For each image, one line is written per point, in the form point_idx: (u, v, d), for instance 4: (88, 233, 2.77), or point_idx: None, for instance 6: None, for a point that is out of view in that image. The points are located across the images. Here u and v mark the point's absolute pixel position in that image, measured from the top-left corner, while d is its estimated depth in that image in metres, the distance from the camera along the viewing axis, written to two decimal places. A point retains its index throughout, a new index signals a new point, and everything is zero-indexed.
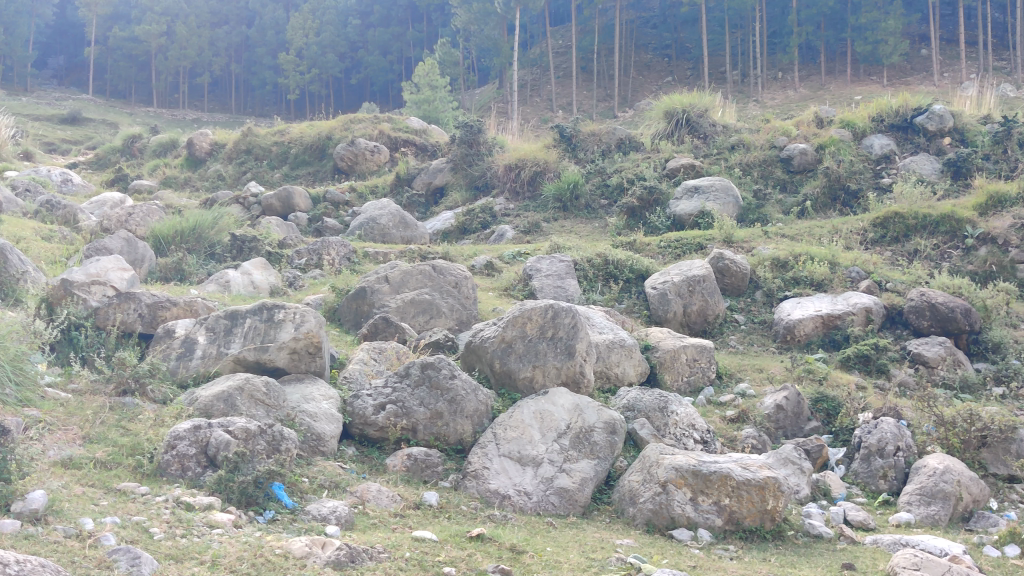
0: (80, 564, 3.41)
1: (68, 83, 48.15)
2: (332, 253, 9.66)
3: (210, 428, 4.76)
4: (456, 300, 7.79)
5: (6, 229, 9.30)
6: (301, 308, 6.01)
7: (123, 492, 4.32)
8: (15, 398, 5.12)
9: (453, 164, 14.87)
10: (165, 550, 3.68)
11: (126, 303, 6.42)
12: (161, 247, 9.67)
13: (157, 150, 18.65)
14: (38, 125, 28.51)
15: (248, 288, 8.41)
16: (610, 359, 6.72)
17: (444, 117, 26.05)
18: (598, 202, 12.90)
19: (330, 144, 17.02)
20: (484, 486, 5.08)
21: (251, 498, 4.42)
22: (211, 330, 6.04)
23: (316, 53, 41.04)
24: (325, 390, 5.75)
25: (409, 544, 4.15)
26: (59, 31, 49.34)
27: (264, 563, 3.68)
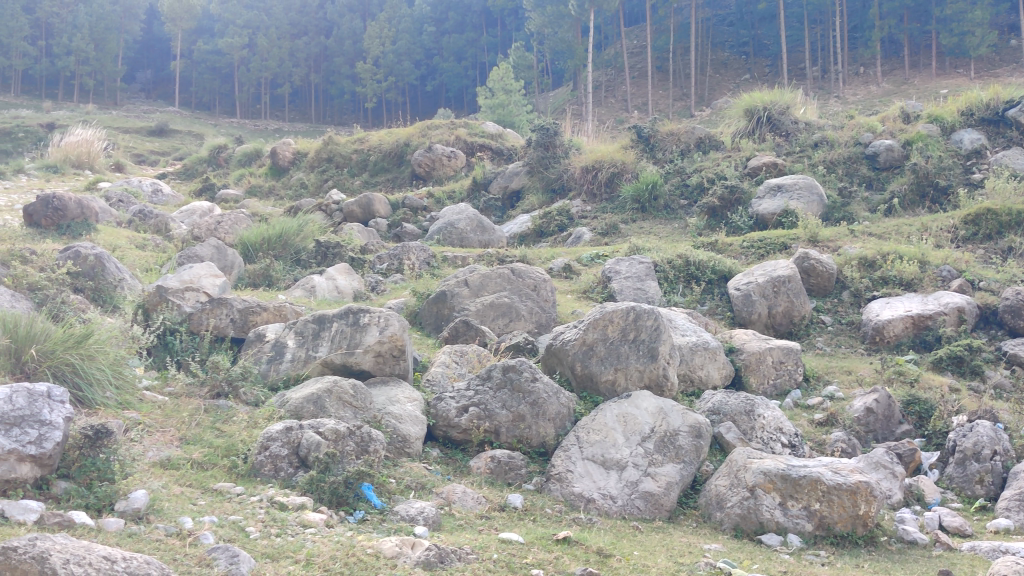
0: (182, 562, 3.50)
1: (155, 95, 49.73)
2: (412, 258, 9.78)
3: (302, 429, 4.86)
4: (536, 303, 7.79)
5: (103, 238, 9.66)
6: (386, 312, 6.08)
7: (219, 493, 4.42)
8: (116, 401, 5.32)
9: (530, 167, 14.88)
10: (262, 548, 3.76)
11: (218, 308, 6.62)
12: (249, 254, 9.91)
13: (242, 160, 19.15)
14: (128, 138, 29.51)
15: (333, 293, 8.56)
16: (694, 361, 6.63)
17: (518, 121, 26.09)
18: (677, 203, 12.78)
19: (408, 151, 17.22)
20: (568, 489, 5.06)
21: (341, 498, 4.48)
22: (300, 334, 6.19)
23: (392, 61, 41.64)
24: (408, 392, 5.81)
25: (496, 545, 4.16)
26: (147, 46, 51.10)
27: (356, 561, 3.73)
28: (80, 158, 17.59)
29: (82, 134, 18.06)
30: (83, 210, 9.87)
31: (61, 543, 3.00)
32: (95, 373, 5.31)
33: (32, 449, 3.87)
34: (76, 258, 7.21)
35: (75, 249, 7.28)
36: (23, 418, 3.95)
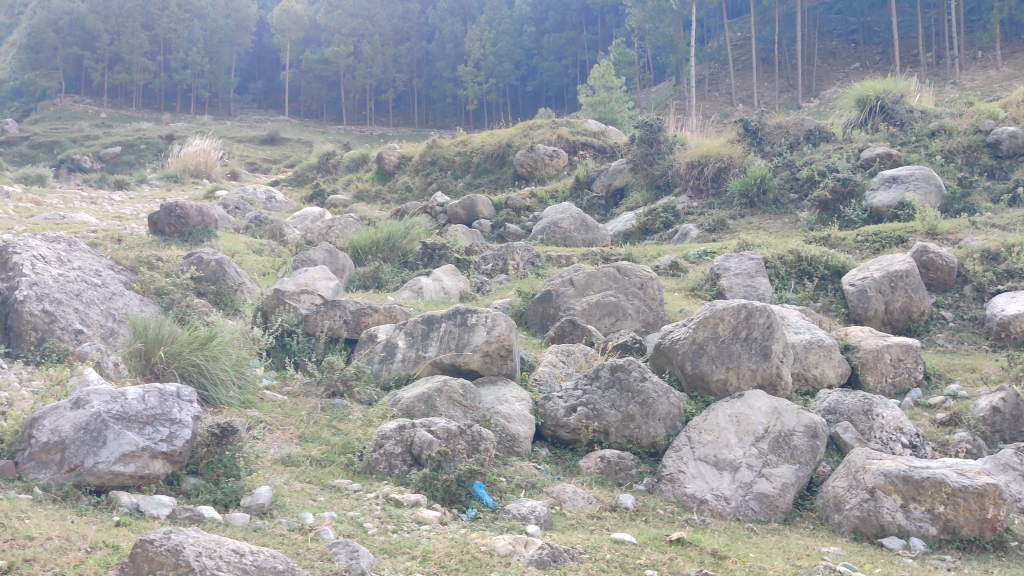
0: (305, 556, 3.59)
1: (266, 104, 51.43)
2: (517, 258, 9.84)
3: (414, 428, 4.93)
4: (643, 301, 7.71)
5: (223, 244, 10.05)
6: (493, 312, 6.12)
7: (338, 489, 4.55)
8: (238, 400, 5.53)
9: (633, 164, 14.75)
10: (380, 544, 3.85)
11: (332, 310, 6.79)
12: (359, 256, 10.15)
13: (350, 165, 19.60)
14: (242, 147, 30.58)
15: (440, 294, 8.69)
16: (808, 360, 6.48)
17: (619, 118, 25.95)
18: (787, 197, 12.47)
19: (511, 152, 17.35)
20: (680, 490, 5.00)
21: (454, 496, 4.54)
22: (410, 335, 6.31)
23: (493, 63, 41.94)
24: (517, 391, 5.84)
25: (609, 546, 4.15)
26: (257, 57, 52.89)
27: (471, 559, 3.76)
28: (197, 167, 18.37)
29: (200, 145, 18.84)
30: (203, 218, 10.26)
31: (193, 535, 3.11)
32: (219, 373, 5.54)
33: (164, 446, 4.05)
34: (199, 263, 7.49)
35: (198, 254, 7.57)
36: (155, 417, 4.14)
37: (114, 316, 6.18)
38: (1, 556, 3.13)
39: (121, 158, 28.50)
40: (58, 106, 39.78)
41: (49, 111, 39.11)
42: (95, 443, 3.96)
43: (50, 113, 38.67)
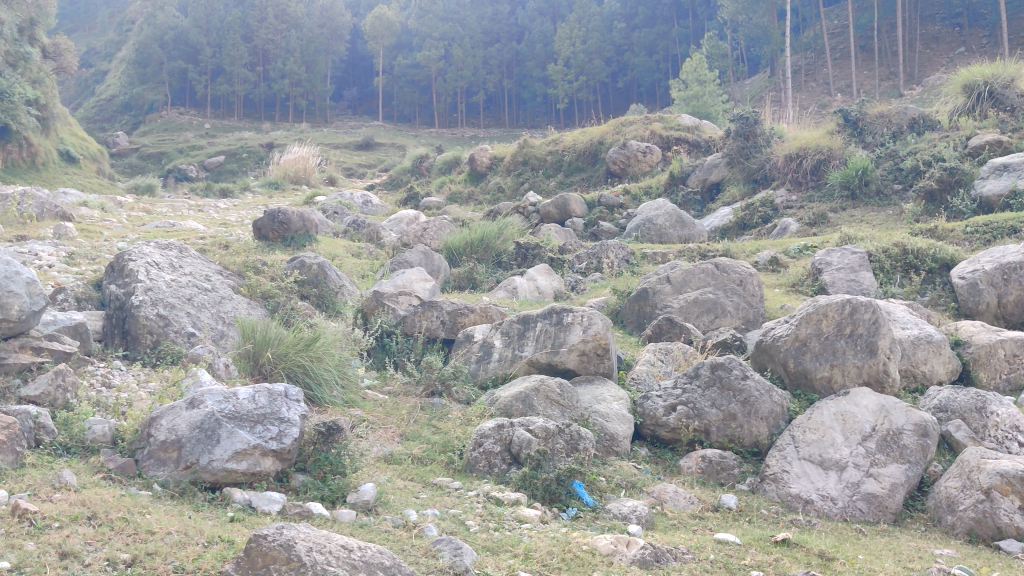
0: (410, 552, 3.63)
1: (361, 111, 52.47)
2: (611, 256, 9.79)
3: (513, 427, 4.97)
4: (743, 298, 7.57)
5: (323, 249, 10.31)
6: (589, 310, 6.10)
7: (439, 487, 4.62)
8: (342, 399, 5.67)
9: (729, 158, 14.49)
10: (482, 541, 3.88)
11: (429, 311, 6.88)
12: (454, 258, 10.26)
13: (443, 167, 19.84)
14: (339, 153, 31.28)
15: (534, 294, 8.72)
16: (916, 356, 6.27)
17: (713, 112, 25.57)
18: (891, 187, 12.08)
19: (603, 149, 17.28)
20: (785, 490, 4.90)
21: (554, 495, 4.55)
22: (506, 335, 6.35)
23: (583, 61, 41.83)
24: (615, 391, 5.81)
25: (712, 546, 4.10)
26: (351, 64, 53.95)
27: (573, 558, 3.76)
28: (297, 174, 18.87)
29: (298, 152, 19.34)
30: (304, 223, 10.51)
31: (304, 531, 3.20)
32: (323, 373, 5.69)
33: (274, 444, 4.18)
34: (302, 268, 7.69)
35: (301, 258, 7.77)
36: (266, 416, 4.28)
37: (224, 319, 6.41)
38: (126, 549, 3.27)
39: (225, 167, 29.50)
40: (165, 119, 41.38)
41: (157, 123, 40.78)
42: (209, 441, 4.11)
43: (158, 125, 40.33)
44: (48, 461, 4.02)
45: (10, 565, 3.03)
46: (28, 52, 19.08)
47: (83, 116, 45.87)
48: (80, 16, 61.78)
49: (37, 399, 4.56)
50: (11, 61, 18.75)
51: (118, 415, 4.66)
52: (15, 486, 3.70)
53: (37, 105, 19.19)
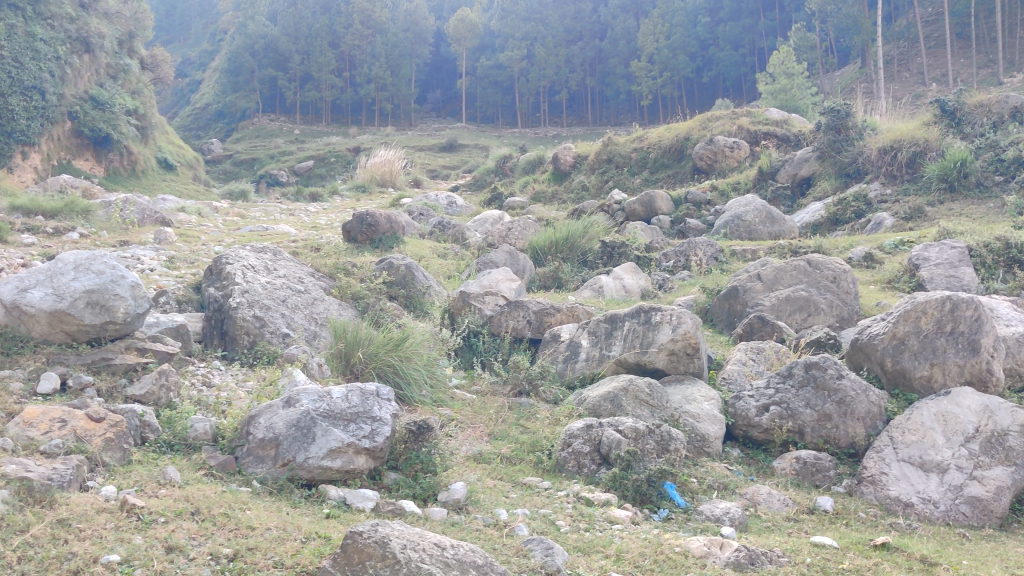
0: (502, 552, 3.64)
1: (445, 113, 52.98)
2: (699, 254, 9.66)
3: (602, 427, 4.95)
4: (837, 295, 7.38)
5: (410, 250, 10.46)
6: (678, 309, 6.02)
7: (528, 486, 4.63)
8: (431, 399, 5.74)
9: (820, 152, 14.16)
10: (573, 542, 3.86)
11: (516, 311, 6.92)
12: (539, 257, 10.27)
13: (527, 167, 19.87)
14: (424, 155, 31.62)
15: (621, 293, 8.68)
16: (1021, 355, 6.02)
17: (802, 105, 25.00)
18: (991, 179, 11.63)
19: (689, 145, 17.08)
20: (883, 493, 4.77)
21: (645, 496, 4.50)
22: (594, 334, 6.32)
23: (667, 56, 41.40)
24: (705, 390, 5.74)
25: (809, 549, 4.01)
26: (435, 67, 54.51)
27: (666, 559, 3.72)
28: (383, 177, 19.17)
29: (385, 155, 19.66)
30: (392, 225, 10.65)
31: (399, 528, 3.24)
32: (413, 373, 5.77)
33: (367, 442, 4.25)
34: (390, 269, 7.81)
35: (389, 260, 7.89)
36: (358, 415, 4.36)
37: (317, 320, 6.58)
38: (228, 544, 3.37)
39: (314, 171, 30.19)
40: (257, 126, 42.55)
41: (249, 130, 41.99)
42: (305, 439, 4.20)
43: (250, 133, 41.48)
44: (153, 458, 4.17)
45: (119, 559, 3.16)
46: (128, 64, 19.82)
47: (179, 124, 47.45)
48: (176, 28, 63.95)
49: (143, 398, 4.72)
50: (111, 72, 19.51)
51: (219, 414, 4.81)
52: (123, 481, 3.84)
53: (137, 115, 19.92)
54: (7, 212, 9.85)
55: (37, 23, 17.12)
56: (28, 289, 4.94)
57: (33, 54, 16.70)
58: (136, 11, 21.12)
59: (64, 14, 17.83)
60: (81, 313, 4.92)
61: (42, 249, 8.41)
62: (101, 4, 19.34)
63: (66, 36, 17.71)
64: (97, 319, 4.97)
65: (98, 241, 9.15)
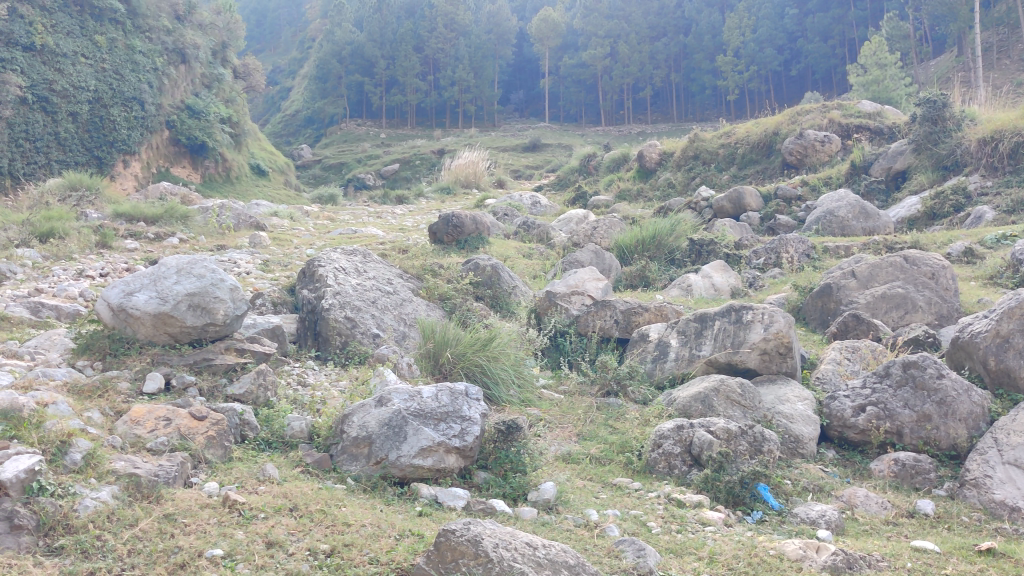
0: (593, 552, 3.62)
1: (528, 113, 53.14)
2: (790, 251, 9.46)
3: (693, 428, 4.90)
4: (935, 292, 7.13)
5: (496, 250, 10.54)
6: (770, 308, 5.92)
7: (619, 487, 4.61)
8: (519, 398, 5.78)
9: (916, 144, 13.70)
10: (665, 543, 3.83)
11: (603, 310, 6.90)
12: (625, 256, 10.21)
13: (612, 165, 19.76)
14: (508, 156, 31.75)
15: (709, 291, 8.57)
16: None
17: (896, 96, 24.25)
18: None
19: (778, 139, 16.76)
20: (987, 496, 4.54)
21: (738, 498, 4.44)
22: (683, 333, 6.27)
23: (754, 50, 40.75)
24: (799, 390, 5.62)
25: (909, 554, 3.89)
26: (518, 67, 54.74)
27: (761, 562, 3.65)
28: (467, 178, 19.34)
29: (469, 156, 19.84)
30: (477, 226, 10.72)
31: (490, 527, 3.26)
32: (501, 373, 5.81)
33: (458, 441, 4.30)
34: (476, 269, 7.86)
35: (475, 261, 7.94)
36: (448, 414, 4.43)
37: (405, 320, 6.68)
38: (325, 540, 3.45)
39: (400, 174, 30.65)
40: (344, 131, 43.38)
41: (337, 135, 42.83)
42: (397, 438, 4.27)
43: (337, 138, 42.30)
44: (252, 455, 4.30)
45: (223, 553, 3.26)
46: (221, 73, 20.44)
47: (271, 131, 48.69)
48: (267, 37, 65.64)
49: (242, 397, 4.88)
50: (206, 82, 20.14)
51: (314, 412, 4.92)
52: (225, 478, 3.97)
53: (231, 123, 20.51)
54: (112, 218, 10.26)
55: (135, 36, 17.91)
56: (134, 291, 5.12)
57: (132, 67, 17.42)
58: (229, 21, 21.76)
59: (160, 26, 18.62)
60: (183, 315, 5.07)
61: (144, 254, 8.75)
62: (196, 15, 20.05)
63: (163, 48, 18.49)
64: (198, 321, 5.13)
65: (197, 245, 9.47)
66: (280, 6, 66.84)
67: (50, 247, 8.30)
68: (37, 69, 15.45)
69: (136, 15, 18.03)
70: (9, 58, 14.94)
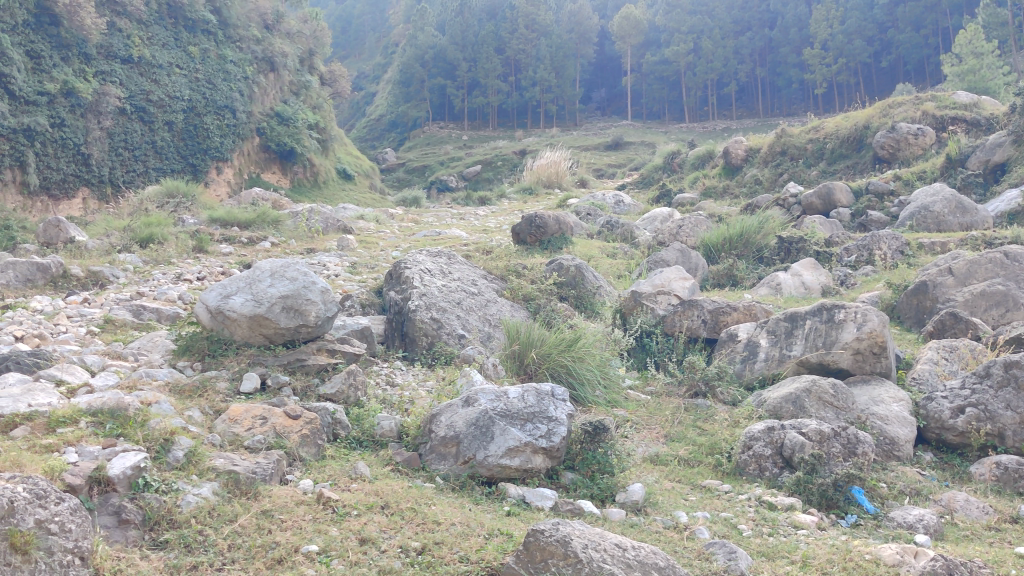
0: (683, 554, 3.60)
1: (610, 111, 52.89)
2: (883, 248, 9.21)
3: (784, 429, 4.81)
4: None
5: (581, 250, 10.53)
6: (862, 307, 5.77)
7: (708, 490, 4.57)
8: (605, 399, 5.76)
9: (1016, 136, 13.15)
10: (757, 546, 3.78)
11: (690, 310, 6.84)
12: (711, 254, 10.10)
13: (696, 162, 19.50)
14: (591, 155, 31.67)
15: (799, 290, 8.41)
16: None
17: (993, 86, 23.35)
18: None
19: (869, 133, 16.32)
20: None
21: (831, 501, 4.35)
22: (773, 333, 6.16)
23: (843, 42, 39.73)
24: (894, 391, 5.47)
25: (1013, 561, 3.75)
26: (600, 66, 54.53)
27: (856, 567, 3.56)
28: (550, 177, 19.38)
29: (552, 156, 19.86)
30: (561, 226, 10.73)
31: (580, 528, 3.27)
32: (586, 373, 5.81)
33: (544, 442, 4.32)
34: (560, 270, 7.88)
35: (559, 261, 7.96)
36: (535, 415, 4.45)
37: (490, 321, 6.74)
38: (416, 538, 3.51)
39: (482, 176, 30.84)
40: (427, 134, 43.90)
41: (421, 138, 43.34)
42: (484, 438, 4.31)
43: (421, 141, 42.81)
44: (344, 454, 4.39)
45: (318, 549, 3.35)
46: (309, 80, 20.92)
47: (356, 136, 49.53)
48: (351, 43, 66.88)
49: (334, 397, 4.99)
50: (294, 89, 20.65)
51: (402, 411, 5.01)
52: (318, 475, 4.07)
53: (318, 129, 20.95)
54: (208, 224, 10.61)
55: (227, 46, 18.53)
56: (231, 295, 5.29)
57: (225, 76, 18.03)
58: (316, 29, 22.23)
59: (250, 36, 19.23)
60: (277, 317, 5.21)
61: (238, 258, 9.02)
62: (284, 24, 20.61)
63: (253, 57, 19.03)
64: (291, 322, 5.26)
65: (287, 249, 9.71)
66: (364, 13, 67.93)
67: (150, 252, 8.63)
68: (134, 80, 16.02)
69: (227, 25, 18.67)
70: (109, 70, 15.50)
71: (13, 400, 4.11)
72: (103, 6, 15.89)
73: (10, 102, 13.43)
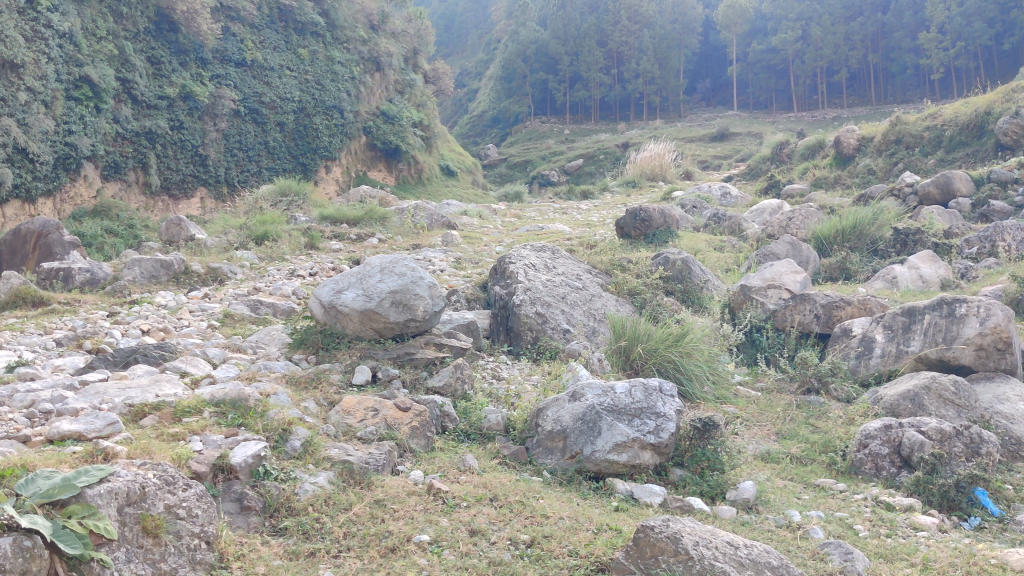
0: (797, 554, 3.53)
1: (715, 102, 51.99)
2: (1007, 239, 8.82)
3: (902, 428, 4.67)
4: None
5: (686, 243, 10.41)
6: (986, 301, 5.54)
7: (822, 488, 4.47)
8: (714, 395, 5.69)
9: None
10: (874, 547, 3.67)
11: (801, 304, 6.70)
12: (823, 247, 9.81)
13: (806, 152, 18.96)
14: (695, 147, 31.18)
15: (917, 283, 8.13)
16: None
17: None
18: None
19: (990, 119, 15.58)
20: None
21: (953, 503, 4.19)
22: (889, 328, 5.96)
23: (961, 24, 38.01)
24: (1020, 389, 5.22)
25: None
26: (704, 56, 53.59)
27: (980, 571, 3.43)
28: (653, 171, 19.21)
29: (655, 149, 19.67)
30: (666, 219, 10.63)
31: (691, 525, 3.25)
32: (694, 369, 5.76)
33: (653, 437, 4.29)
34: (666, 264, 7.80)
35: (665, 255, 7.88)
36: (642, 410, 4.43)
37: (595, 316, 6.73)
38: (525, 531, 3.55)
39: (584, 170, 30.75)
40: (529, 129, 44.09)
41: (522, 133, 43.56)
42: (591, 433, 4.32)
43: (523, 136, 43.03)
44: (453, 446, 4.47)
45: (430, 539, 3.42)
46: (413, 79, 21.26)
47: (459, 132, 50.13)
48: (454, 40, 67.66)
49: (442, 389, 5.06)
50: (399, 88, 21.03)
51: (510, 405, 5.07)
52: (429, 467, 4.15)
53: (423, 126, 21.28)
54: (319, 221, 10.91)
55: (335, 47, 18.99)
56: (343, 290, 5.44)
57: (333, 77, 18.48)
58: (421, 28, 22.54)
59: (357, 37, 19.64)
60: (387, 312, 5.33)
61: (348, 255, 9.27)
62: (390, 24, 20.97)
63: (359, 57, 19.46)
64: (400, 317, 5.37)
65: (395, 245, 9.92)
66: (466, 11, 68.54)
67: (266, 250, 8.95)
68: (248, 83, 16.61)
69: (335, 27, 19.10)
70: (224, 74, 16.09)
71: (142, 390, 4.33)
72: (218, 12, 16.47)
73: (133, 107, 14.08)
